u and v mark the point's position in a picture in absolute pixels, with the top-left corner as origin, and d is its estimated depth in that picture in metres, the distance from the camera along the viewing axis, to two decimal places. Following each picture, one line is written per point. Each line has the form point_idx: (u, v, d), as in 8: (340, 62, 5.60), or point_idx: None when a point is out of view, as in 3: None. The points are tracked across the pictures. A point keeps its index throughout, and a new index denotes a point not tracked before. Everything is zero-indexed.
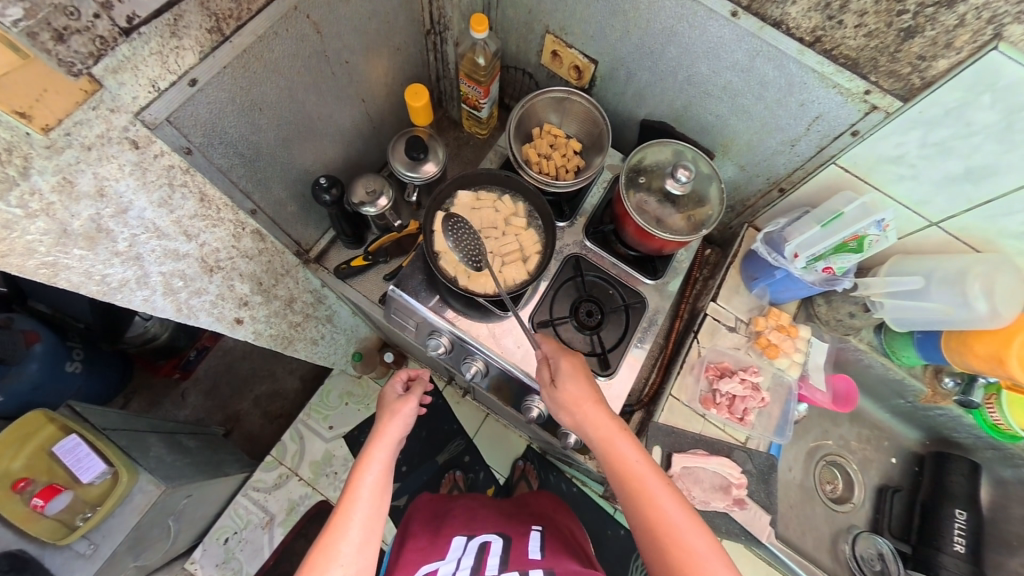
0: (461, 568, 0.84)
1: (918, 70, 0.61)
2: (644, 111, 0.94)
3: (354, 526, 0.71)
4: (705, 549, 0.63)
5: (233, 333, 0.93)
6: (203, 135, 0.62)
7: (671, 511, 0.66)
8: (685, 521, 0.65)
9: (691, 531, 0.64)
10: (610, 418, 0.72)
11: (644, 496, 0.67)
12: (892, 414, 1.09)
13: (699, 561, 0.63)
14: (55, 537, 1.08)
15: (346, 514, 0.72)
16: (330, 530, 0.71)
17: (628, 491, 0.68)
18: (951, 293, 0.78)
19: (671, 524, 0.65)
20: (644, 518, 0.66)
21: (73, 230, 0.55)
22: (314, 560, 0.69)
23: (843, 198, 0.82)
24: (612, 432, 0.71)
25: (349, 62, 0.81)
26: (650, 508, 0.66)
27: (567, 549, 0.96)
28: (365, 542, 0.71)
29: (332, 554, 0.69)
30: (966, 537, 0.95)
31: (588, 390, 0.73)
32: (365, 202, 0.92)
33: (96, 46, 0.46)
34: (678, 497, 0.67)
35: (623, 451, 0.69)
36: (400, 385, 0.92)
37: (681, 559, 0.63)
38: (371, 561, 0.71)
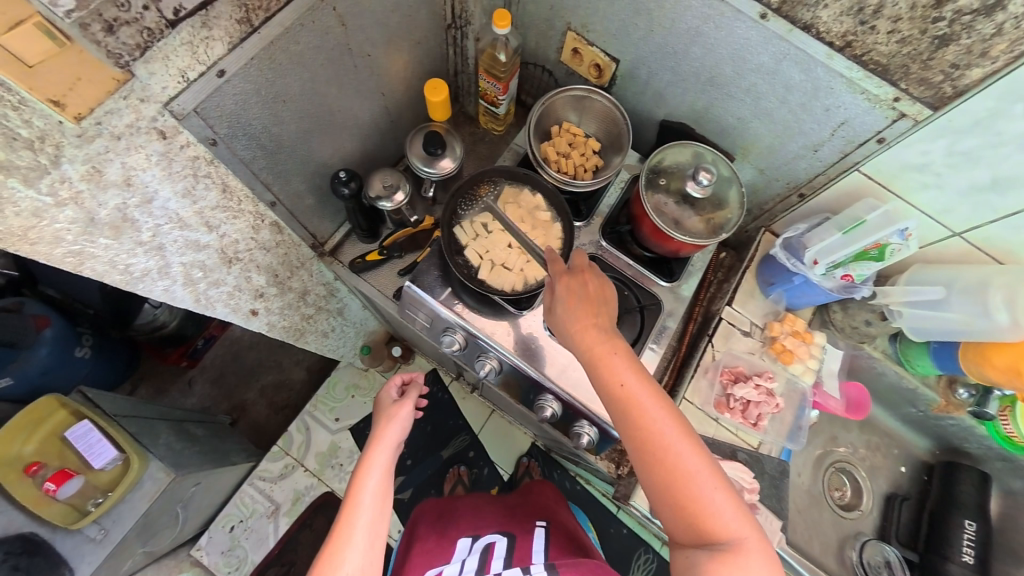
0: (466, 570, 0.85)
1: (951, 78, 0.61)
2: (664, 112, 0.94)
3: (359, 532, 0.72)
4: (700, 469, 0.58)
5: (247, 324, 0.94)
6: (228, 126, 0.62)
7: (667, 430, 0.60)
8: (682, 443, 0.60)
9: (686, 452, 0.59)
10: (608, 341, 0.66)
11: (639, 415, 0.61)
12: (903, 422, 1.09)
13: (695, 482, 0.58)
14: (66, 521, 1.10)
15: (349, 520, 0.73)
16: (334, 536, 0.72)
17: (622, 410, 0.62)
18: (972, 304, 0.78)
19: (666, 445, 0.59)
20: (636, 439, 0.61)
21: (100, 219, 0.55)
22: (319, 567, 0.70)
23: (865, 205, 0.81)
24: (608, 348, 0.65)
25: (371, 55, 0.81)
26: (644, 427, 0.60)
27: (571, 547, 0.97)
28: (371, 547, 0.72)
29: (339, 560, 0.69)
30: (975, 547, 0.96)
31: (584, 314, 0.68)
32: (381, 196, 0.92)
33: (142, 37, 0.47)
34: (677, 417, 0.61)
35: (617, 367, 0.63)
36: (395, 390, 0.94)
37: (674, 480, 0.58)
38: (377, 564, 0.72)
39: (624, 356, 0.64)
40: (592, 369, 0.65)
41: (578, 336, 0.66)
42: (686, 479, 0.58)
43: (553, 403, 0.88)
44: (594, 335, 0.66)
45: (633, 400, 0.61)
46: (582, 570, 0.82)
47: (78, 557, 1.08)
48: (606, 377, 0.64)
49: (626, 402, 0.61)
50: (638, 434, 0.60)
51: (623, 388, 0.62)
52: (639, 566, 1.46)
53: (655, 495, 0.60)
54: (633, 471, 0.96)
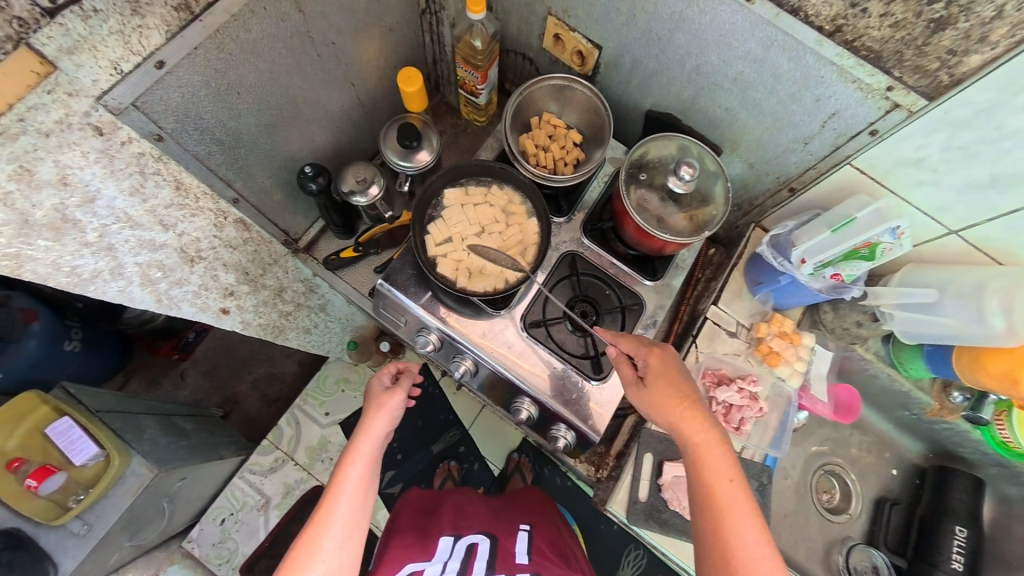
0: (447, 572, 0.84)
1: (947, 66, 0.56)
2: (649, 102, 0.89)
3: (338, 522, 0.70)
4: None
5: (220, 323, 0.92)
6: (176, 120, 0.60)
7: (754, 542, 0.61)
8: (766, 561, 0.60)
9: (769, 571, 0.60)
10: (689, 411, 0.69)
11: (729, 516, 0.62)
12: (895, 425, 1.06)
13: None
14: (48, 517, 1.09)
15: (329, 509, 0.71)
16: (313, 525, 0.70)
17: (709, 500, 0.64)
18: (966, 308, 0.74)
19: (750, 557, 0.60)
20: (717, 536, 0.62)
21: (36, 220, 0.53)
22: (296, 553, 0.68)
23: (857, 201, 0.76)
24: (711, 438, 0.67)
25: (336, 43, 0.77)
26: (730, 525, 0.62)
27: (553, 551, 0.97)
28: (348, 538, 0.70)
29: (315, 550, 0.68)
30: (965, 554, 0.93)
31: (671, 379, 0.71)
32: (355, 191, 0.89)
33: (14, 28, 0.43)
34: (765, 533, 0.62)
35: (719, 462, 0.65)
36: (387, 378, 0.88)
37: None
38: (355, 554, 0.71)
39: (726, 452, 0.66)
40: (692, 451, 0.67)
41: (681, 415, 0.68)
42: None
43: (529, 406, 0.86)
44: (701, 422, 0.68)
45: (727, 498, 0.64)
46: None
47: (62, 551, 1.08)
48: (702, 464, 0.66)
49: (719, 494, 0.64)
50: (722, 532, 0.62)
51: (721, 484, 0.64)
52: (628, 562, 1.46)
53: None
54: (612, 475, 0.94)
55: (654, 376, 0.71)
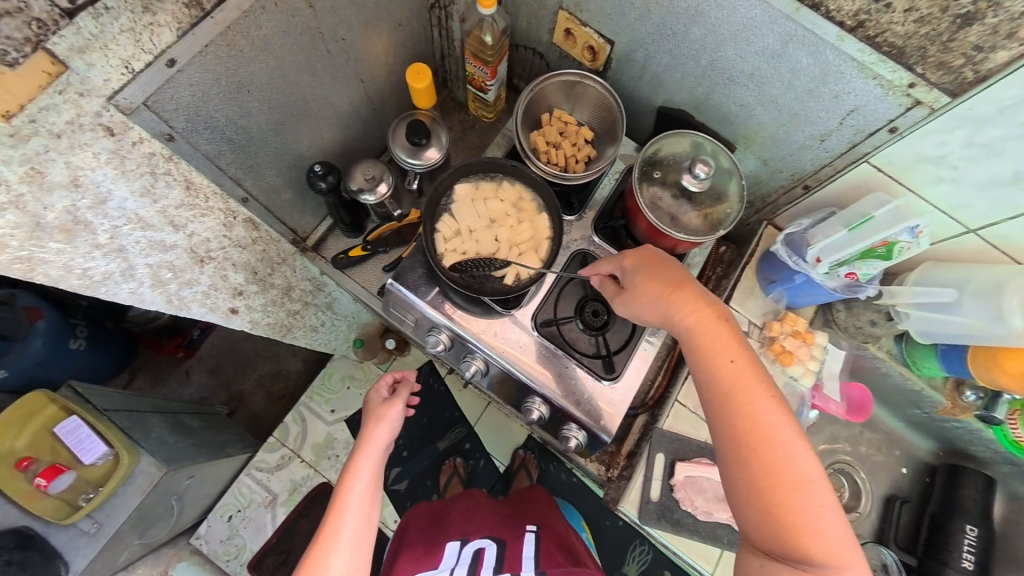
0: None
1: (973, 62, 0.55)
2: (662, 98, 0.88)
3: (344, 537, 0.70)
4: (805, 463, 0.55)
5: (228, 322, 0.91)
6: (186, 120, 0.59)
7: (773, 418, 0.56)
8: (792, 437, 0.56)
9: (792, 442, 0.55)
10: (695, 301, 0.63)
11: (741, 397, 0.58)
12: (906, 422, 1.05)
13: (799, 476, 0.54)
14: (59, 516, 1.09)
15: (336, 523, 0.71)
16: (320, 539, 0.70)
17: (718, 388, 0.59)
18: (985, 307, 0.73)
19: (771, 436, 0.56)
20: (733, 425, 0.57)
21: (47, 223, 0.52)
22: (305, 570, 0.68)
23: (874, 199, 0.75)
24: (707, 317, 0.62)
25: (346, 39, 0.75)
26: (746, 410, 0.57)
27: (563, 550, 0.95)
28: (356, 551, 0.70)
29: (322, 566, 0.67)
30: (975, 553, 0.93)
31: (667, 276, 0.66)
32: (364, 188, 0.88)
33: (33, 29, 0.41)
34: (783, 406, 0.58)
35: (720, 340, 0.61)
36: (385, 388, 0.89)
37: (775, 474, 0.54)
38: (363, 567, 0.70)
39: (728, 329, 0.61)
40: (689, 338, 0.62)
41: (674, 304, 0.63)
42: (794, 475, 0.54)
43: (540, 406, 0.85)
44: (693, 304, 0.63)
45: (734, 380, 0.59)
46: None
47: (72, 551, 1.08)
48: (704, 350, 0.61)
49: (727, 378, 0.59)
50: (736, 421, 0.57)
51: (723, 366, 0.60)
52: (634, 557, 1.46)
53: (745, 491, 0.55)
54: (623, 475, 0.95)
55: (636, 278, 0.68)
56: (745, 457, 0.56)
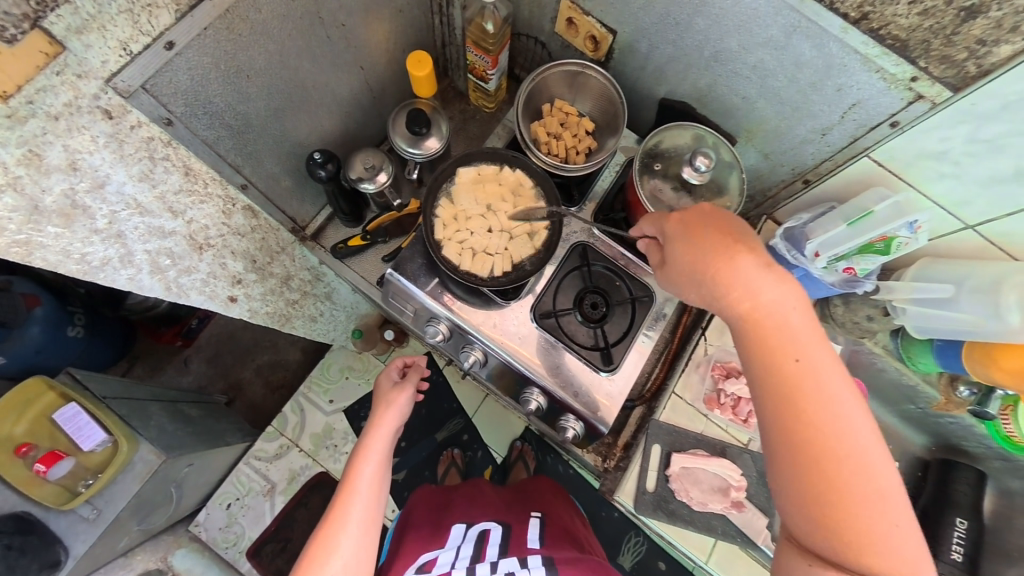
0: (461, 556, 0.84)
1: (976, 56, 0.54)
2: (664, 89, 0.87)
3: (354, 519, 0.69)
4: (883, 467, 0.49)
5: (228, 311, 0.91)
6: (184, 104, 0.58)
7: (853, 418, 0.49)
8: (867, 439, 0.49)
9: (869, 442, 0.49)
10: (769, 286, 0.51)
11: (817, 394, 0.49)
12: (900, 418, 1.06)
13: (877, 481, 0.48)
14: (59, 502, 1.09)
15: (343, 506, 0.70)
16: (329, 522, 0.69)
17: (792, 381, 0.50)
18: (983, 305, 0.74)
19: (849, 438, 0.48)
20: (808, 436, 0.49)
21: (45, 206, 0.52)
22: (312, 551, 0.67)
23: (875, 194, 0.75)
24: (773, 299, 0.51)
25: (346, 25, 0.74)
26: (823, 407, 0.49)
27: (567, 537, 0.97)
28: (365, 535, 0.69)
29: (332, 547, 0.67)
30: (965, 545, 0.94)
31: (727, 251, 0.53)
32: (363, 177, 0.87)
33: (30, 6, 0.41)
34: (858, 401, 0.50)
35: (796, 328, 0.51)
36: (395, 372, 0.91)
37: (850, 488, 0.47)
38: (371, 553, 0.69)
39: (804, 313, 0.51)
40: (754, 320, 0.51)
41: (739, 285, 0.51)
42: (873, 491, 0.48)
43: (538, 397, 0.86)
44: (765, 279, 0.51)
45: (810, 383, 0.49)
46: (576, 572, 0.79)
47: (73, 535, 1.09)
48: (770, 339, 0.51)
49: (803, 372, 0.49)
50: (813, 432, 0.49)
51: (797, 367, 0.49)
52: (629, 548, 1.48)
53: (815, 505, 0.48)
54: (620, 466, 0.94)
55: (685, 243, 0.56)
56: (820, 472, 0.48)
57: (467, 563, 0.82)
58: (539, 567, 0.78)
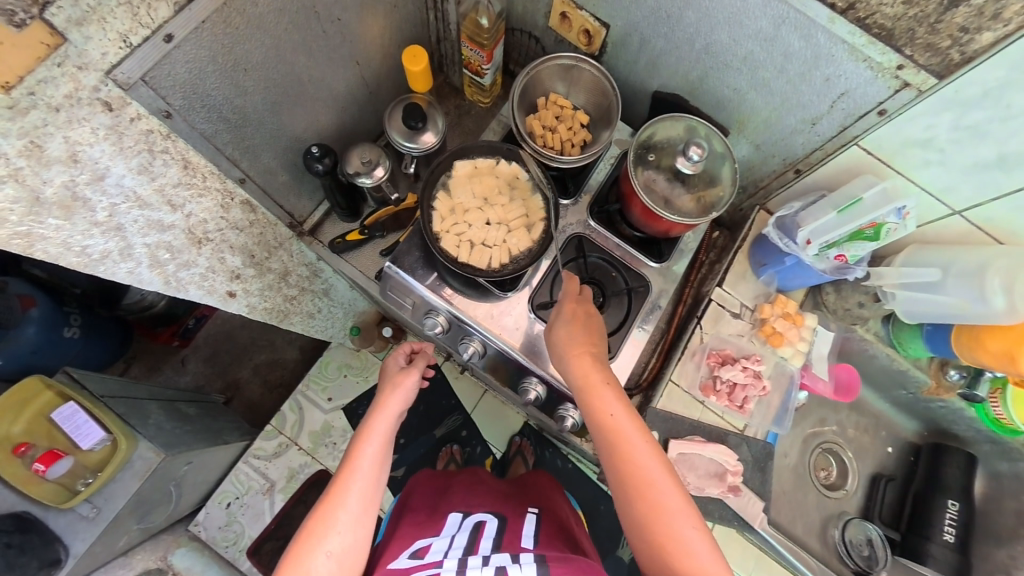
0: (454, 546, 0.81)
1: (960, 44, 0.56)
2: (657, 82, 0.88)
3: (353, 497, 0.71)
4: (679, 509, 0.62)
5: (226, 306, 0.91)
6: (183, 97, 0.59)
7: (651, 470, 0.64)
8: (664, 482, 0.64)
9: (666, 489, 0.63)
10: (597, 368, 0.70)
11: (625, 450, 0.65)
12: (892, 404, 1.08)
13: (674, 521, 0.62)
14: (58, 500, 1.09)
15: (345, 484, 0.72)
16: (329, 498, 0.71)
17: (608, 440, 0.67)
18: (969, 288, 0.76)
19: (651, 484, 0.64)
20: (623, 479, 0.65)
21: (46, 198, 0.52)
22: (313, 526, 0.69)
23: (863, 182, 0.77)
24: (598, 379, 0.70)
25: (342, 19, 0.75)
26: (628, 462, 0.65)
27: (562, 535, 0.94)
28: (363, 513, 0.71)
29: (331, 522, 0.69)
30: (956, 527, 0.97)
31: (580, 339, 0.73)
32: (360, 172, 0.88)
33: None
34: (660, 457, 0.66)
35: (608, 403, 0.68)
36: (403, 358, 0.91)
37: (655, 518, 0.62)
38: (368, 533, 0.71)
39: (615, 394, 0.69)
40: (583, 395, 0.70)
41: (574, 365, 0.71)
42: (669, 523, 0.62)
43: (537, 387, 0.86)
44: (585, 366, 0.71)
45: (621, 438, 0.66)
46: (570, 568, 0.74)
47: (72, 534, 1.09)
48: (593, 406, 0.68)
49: (611, 435, 0.66)
50: (627, 476, 0.64)
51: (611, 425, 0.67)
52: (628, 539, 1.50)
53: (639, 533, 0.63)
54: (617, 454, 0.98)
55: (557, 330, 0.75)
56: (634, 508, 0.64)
57: (459, 553, 0.78)
58: (532, 562, 0.74)
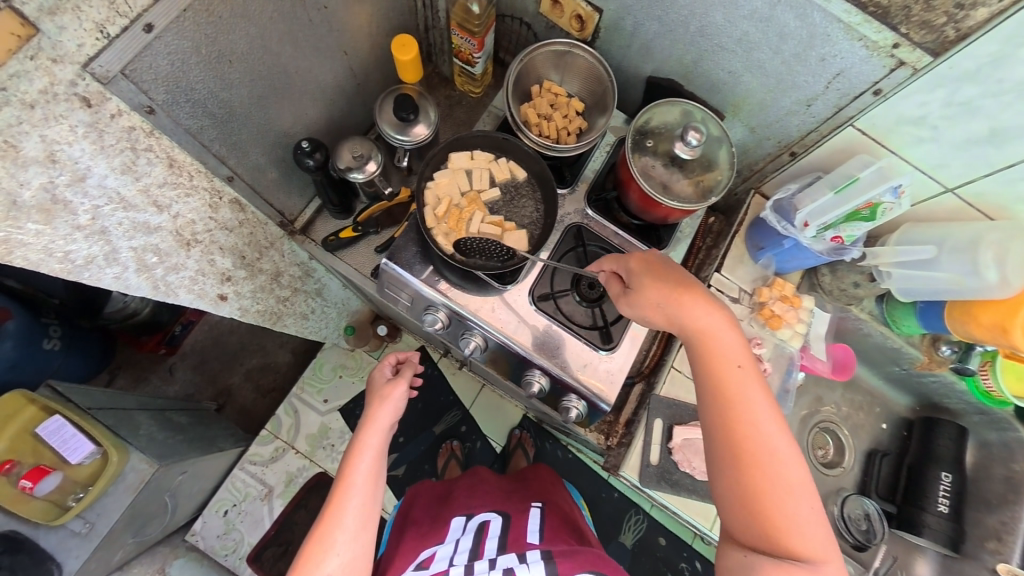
0: (459, 550, 0.80)
1: (954, 20, 0.56)
2: (651, 67, 0.88)
3: (350, 514, 0.69)
4: (793, 467, 0.58)
5: (218, 310, 0.88)
6: (166, 91, 0.56)
7: (767, 422, 0.60)
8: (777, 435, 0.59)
9: (782, 443, 0.59)
10: (714, 315, 0.64)
11: (740, 399, 0.61)
12: (885, 380, 1.10)
13: (784, 478, 0.58)
14: (48, 518, 1.03)
15: (340, 502, 0.69)
16: (324, 518, 0.69)
17: (724, 390, 0.61)
18: (962, 263, 0.78)
19: (769, 451, 0.59)
20: (734, 430, 0.60)
21: (24, 201, 0.50)
22: (310, 548, 0.67)
23: (858, 162, 0.78)
24: (718, 323, 0.64)
25: (328, 7, 0.73)
26: (746, 413, 0.60)
27: (568, 528, 0.92)
28: (361, 530, 0.69)
29: (329, 543, 0.67)
30: (950, 497, 1.00)
31: (689, 285, 0.65)
32: (351, 167, 0.85)
33: None
34: (780, 421, 0.61)
35: (728, 350, 0.63)
36: (388, 369, 0.87)
37: (766, 473, 0.58)
38: (368, 546, 0.69)
39: (737, 340, 0.64)
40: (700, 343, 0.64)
41: (687, 311, 0.64)
42: (781, 473, 0.58)
43: (540, 378, 0.85)
44: (702, 311, 0.63)
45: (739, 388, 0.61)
46: (579, 562, 0.74)
47: (65, 552, 1.03)
48: (712, 353, 0.63)
49: (727, 379, 0.62)
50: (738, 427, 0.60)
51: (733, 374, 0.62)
52: (630, 526, 1.50)
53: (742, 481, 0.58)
54: (622, 441, 1.00)
55: (645, 281, 0.67)
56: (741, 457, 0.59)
57: (465, 558, 0.77)
58: (539, 560, 0.74)
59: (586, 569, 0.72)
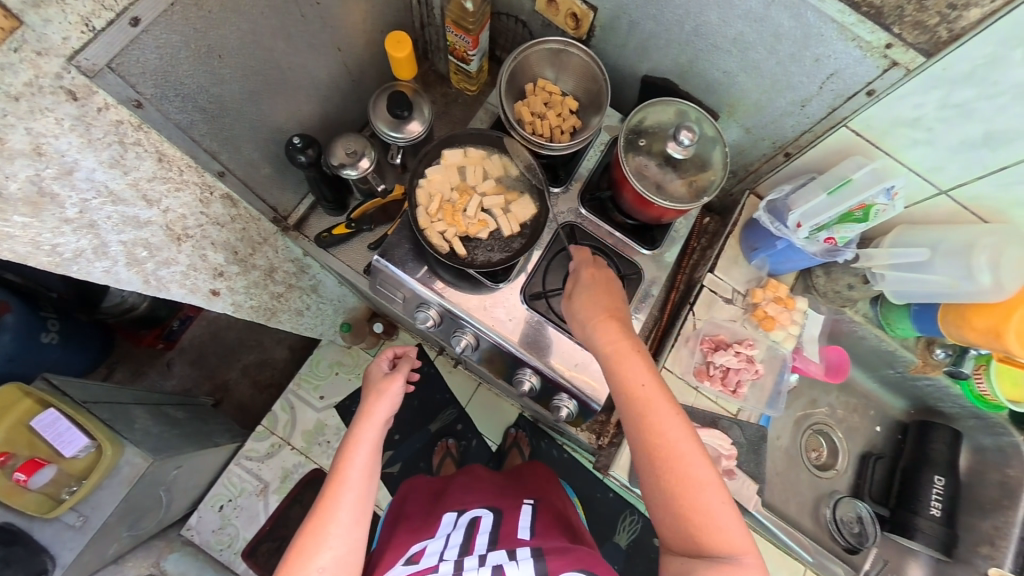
0: (449, 545, 0.80)
1: (947, 21, 0.55)
2: (646, 66, 0.87)
3: (344, 509, 0.69)
4: (706, 477, 0.59)
5: (211, 305, 0.89)
6: (155, 85, 0.56)
7: (676, 435, 0.61)
8: (689, 447, 0.60)
9: (694, 456, 0.60)
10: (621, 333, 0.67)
11: (648, 415, 0.62)
12: (881, 383, 1.10)
13: (699, 487, 0.59)
14: (42, 510, 1.03)
15: (335, 496, 0.70)
16: (319, 512, 0.69)
17: (632, 407, 0.63)
18: (956, 266, 0.77)
19: (683, 464, 0.60)
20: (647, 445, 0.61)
21: (11, 194, 0.51)
22: (303, 541, 0.67)
23: (853, 163, 0.78)
24: (621, 339, 0.66)
25: (321, 3, 0.72)
26: (655, 427, 0.61)
27: (560, 525, 0.92)
28: (355, 525, 0.69)
29: (322, 537, 0.67)
30: (943, 500, 1.00)
31: (603, 305, 0.69)
32: (345, 163, 0.84)
33: None
34: (690, 431, 0.62)
35: (633, 367, 0.64)
36: (386, 363, 0.87)
37: (682, 486, 0.59)
38: (362, 541, 0.69)
39: (641, 358, 0.65)
40: (605, 358, 0.66)
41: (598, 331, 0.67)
42: (695, 484, 0.59)
43: (531, 377, 0.85)
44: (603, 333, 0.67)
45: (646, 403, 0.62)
46: (571, 559, 0.73)
47: (59, 544, 1.04)
48: (618, 371, 0.65)
49: (633, 396, 0.63)
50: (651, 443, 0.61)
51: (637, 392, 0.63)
52: (624, 526, 1.50)
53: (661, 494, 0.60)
54: (614, 441, 0.99)
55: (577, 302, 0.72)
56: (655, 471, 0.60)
57: (455, 553, 0.77)
58: (529, 557, 0.74)
59: (577, 567, 0.71)
